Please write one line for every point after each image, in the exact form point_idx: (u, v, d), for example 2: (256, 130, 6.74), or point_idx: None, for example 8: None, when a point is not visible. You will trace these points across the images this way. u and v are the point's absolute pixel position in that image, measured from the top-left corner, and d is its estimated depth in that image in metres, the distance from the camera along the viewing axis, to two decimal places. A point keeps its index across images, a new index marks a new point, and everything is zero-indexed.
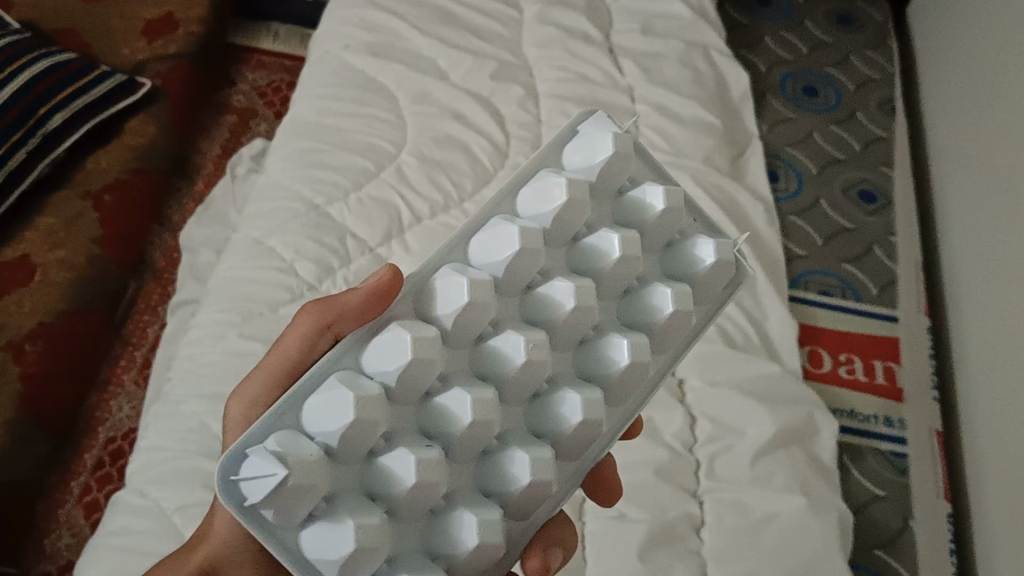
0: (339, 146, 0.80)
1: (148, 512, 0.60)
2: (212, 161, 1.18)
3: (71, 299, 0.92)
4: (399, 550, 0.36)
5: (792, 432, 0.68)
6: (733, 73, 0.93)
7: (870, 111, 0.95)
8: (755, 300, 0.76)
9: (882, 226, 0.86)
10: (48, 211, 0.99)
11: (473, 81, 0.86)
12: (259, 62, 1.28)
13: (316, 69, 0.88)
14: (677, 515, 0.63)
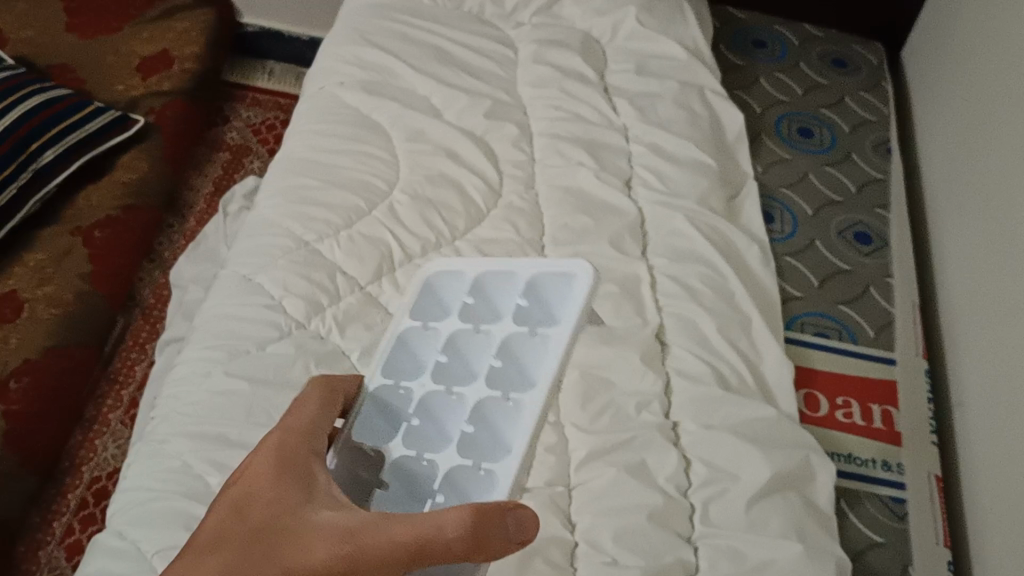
0: (330, 183, 0.79)
1: (125, 554, 0.58)
2: (204, 198, 1.17)
3: (57, 336, 0.91)
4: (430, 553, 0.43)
5: (788, 477, 0.67)
6: (727, 114, 0.92)
7: (865, 153, 0.95)
8: (751, 342, 0.75)
9: (878, 268, 0.86)
10: (37, 247, 0.98)
11: (468, 120, 0.86)
12: (253, 100, 1.28)
13: (309, 106, 0.87)
14: (670, 561, 0.61)
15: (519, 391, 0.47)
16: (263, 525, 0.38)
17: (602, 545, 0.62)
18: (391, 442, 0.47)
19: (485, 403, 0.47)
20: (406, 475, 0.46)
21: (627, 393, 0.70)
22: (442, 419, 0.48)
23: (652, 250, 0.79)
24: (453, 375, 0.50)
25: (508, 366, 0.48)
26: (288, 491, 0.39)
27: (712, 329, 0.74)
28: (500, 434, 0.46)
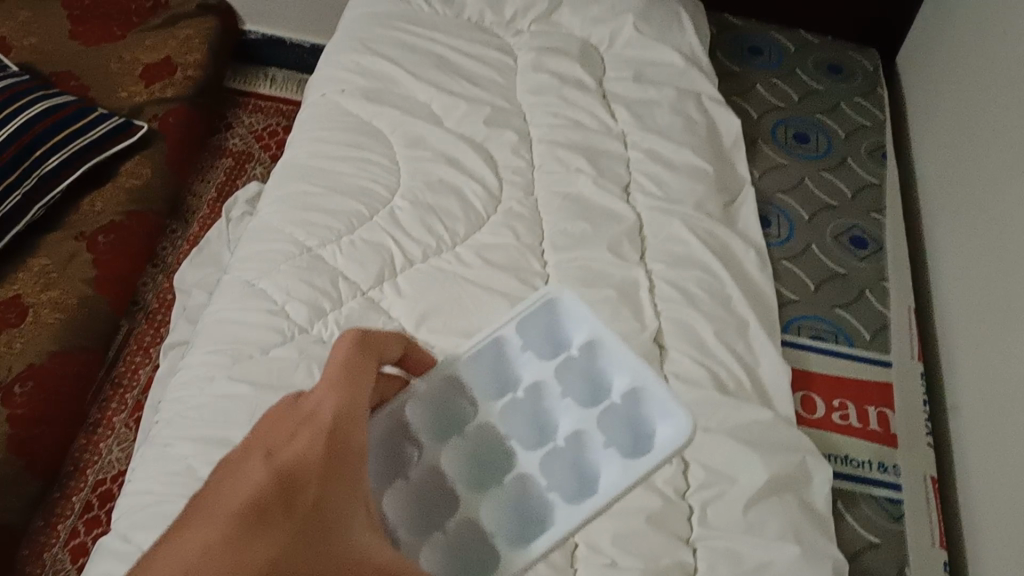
0: (331, 189, 0.80)
1: (131, 556, 0.60)
2: (206, 204, 1.17)
3: (61, 339, 0.92)
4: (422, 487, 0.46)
5: (784, 479, 0.68)
6: (724, 120, 0.93)
7: (861, 158, 0.96)
8: (748, 346, 0.76)
9: (874, 272, 0.86)
10: (40, 251, 1.00)
11: (468, 127, 0.87)
12: (255, 106, 1.29)
13: (310, 113, 0.88)
14: (668, 564, 0.62)
15: (619, 436, 0.47)
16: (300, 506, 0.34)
17: (601, 546, 0.63)
18: (481, 406, 0.48)
19: (579, 433, 0.47)
20: (481, 440, 0.48)
21: None
22: (542, 420, 0.48)
23: (650, 255, 0.80)
24: (575, 380, 0.49)
25: (626, 404, 0.47)
26: (333, 483, 0.36)
27: (709, 333, 0.75)
28: (574, 468, 0.46)
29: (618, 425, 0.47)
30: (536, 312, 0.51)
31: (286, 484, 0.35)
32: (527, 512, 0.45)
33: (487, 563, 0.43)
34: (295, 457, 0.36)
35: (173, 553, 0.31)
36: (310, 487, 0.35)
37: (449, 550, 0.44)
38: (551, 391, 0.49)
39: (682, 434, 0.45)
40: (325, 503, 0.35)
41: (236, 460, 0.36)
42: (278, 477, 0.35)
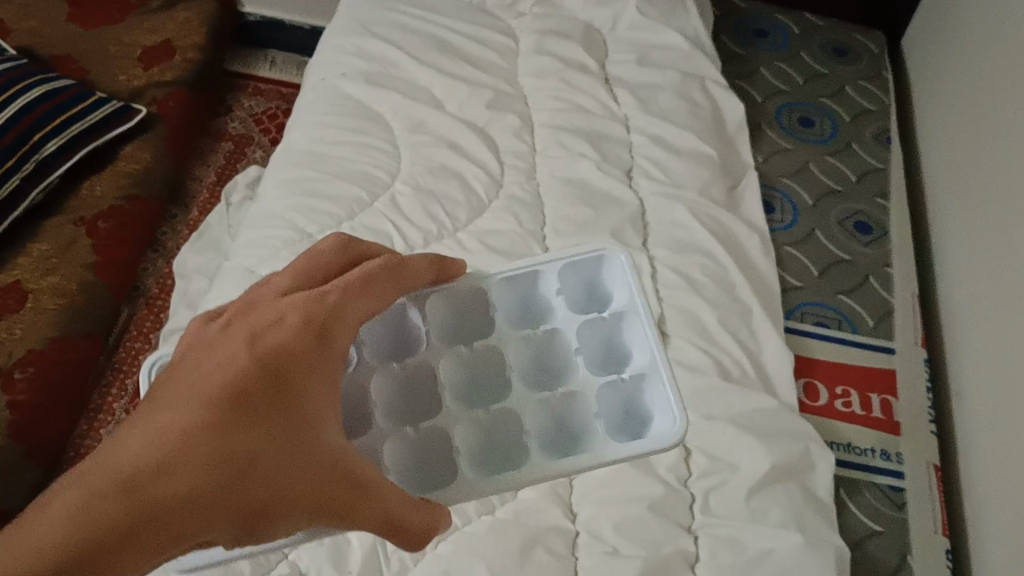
0: (333, 175, 0.79)
1: None
2: (206, 187, 1.17)
3: (62, 326, 0.92)
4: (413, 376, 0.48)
5: (787, 467, 0.67)
6: (728, 104, 0.92)
7: (865, 143, 0.95)
8: (751, 333, 0.76)
9: (878, 257, 0.86)
10: (40, 237, 0.98)
11: (469, 111, 0.87)
12: (255, 90, 1.28)
13: (311, 97, 0.88)
14: (670, 551, 0.62)
15: (613, 408, 0.47)
16: (268, 428, 0.34)
17: (603, 534, 0.63)
18: (496, 329, 0.50)
19: (573, 394, 0.48)
20: (480, 364, 0.49)
21: None
22: (547, 363, 0.49)
23: (654, 241, 0.80)
24: (594, 336, 0.50)
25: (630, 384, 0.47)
26: (290, 432, 0.35)
27: (712, 319, 0.75)
28: (555, 426, 0.47)
29: (625, 401, 0.47)
30: (584, 262, 0.51)
31: (260, 371, 0.35)
32: (494, 448, 0.46)
33: (435, 480, 0.45)
34: (239, 375, 0.35)
35: (144, 424, 0.32)
36: (289, 375, 0.36)
37: (410, 444, 0.46)
38: (567, 341, 0.50)
39: (671, 435, 0.43)
40: (301, 391, 0.36)
41: (213, 339, 0.37)
42: (253, 364, 0.35)
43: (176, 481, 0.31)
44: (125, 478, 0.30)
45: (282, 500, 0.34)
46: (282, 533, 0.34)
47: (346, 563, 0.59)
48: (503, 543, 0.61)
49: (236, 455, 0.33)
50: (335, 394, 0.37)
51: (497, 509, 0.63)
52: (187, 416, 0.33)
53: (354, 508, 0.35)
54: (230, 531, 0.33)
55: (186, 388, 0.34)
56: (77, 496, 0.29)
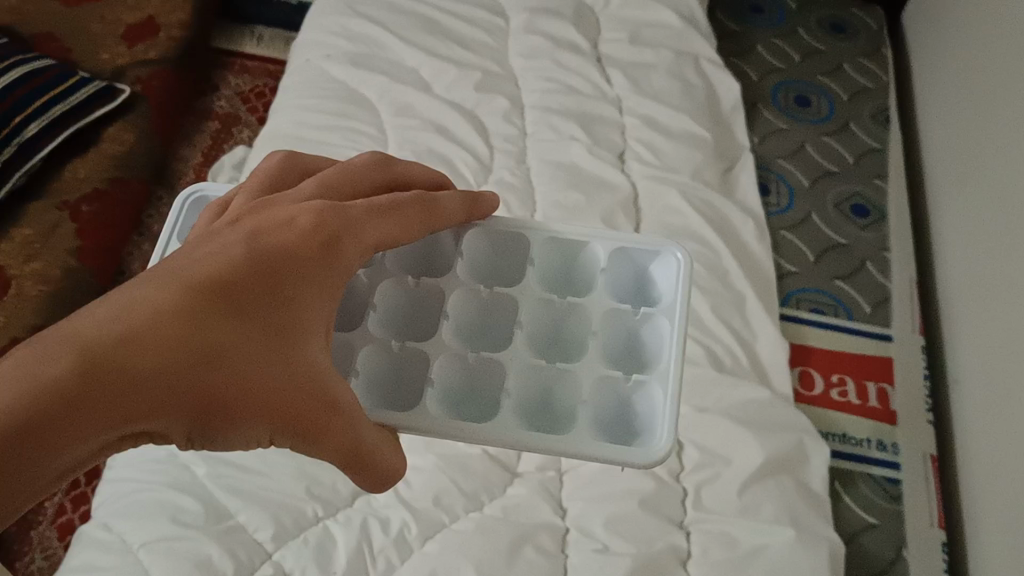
0: (316, 161, 0.77)
1: (111, 547, 0.58)
2: (193, 168, 1.15)
3: (45, 313, 0.91)
4: (416, 297, 0.50)
5: (781, 460, 0.66)
6: (723, 83, 0.90)
7: (863, 122, 0.93)
8: (745, 321, 0.74)
9: (875, 241, 0.84)
10: (24, 222, 0.96)
11: (458, 93, 0.85)
12: (241, 67, 1.25)
13: (295, 80, 0.86)
14: (662, 548, 0.61)
15: (605, 399, 0.46)
16: (251, 329, 0.35)
17: (593, 531, 0.61)
18: (525, 280, 0.50)
19: (570, 370, 0.47)
20: (488, 314, 0.50)
21: None
22: (562, 336, 0.49)
23: (646, 226, 0.78)
24: (618, 326, 0.49)
25: (632, 387, 0.46)
26: (273, 341, 0.35)
27: (706, 308, 0.73)
28: (538, 397, 0.46)
29: (622, 402, 0.46)
30: (644, 253, 0.50)
31: (257, 268, 0.36)
32: (467, 396, 0.47)
33: (401, 399, 0.46)
34: (236, 265, 0.35)
35: (134, 289, 0.32)
36: (284, 279, 0.37)
37: (390, 359, 0.47)
38: (589, 317, 0.49)
39: (657, 451, 0.42)
40: (291, 298, 0.37)
41: (218, 231, 0.37)
42: (251, 259, 0.36)
43: (151, 359, 0.31)
44: (96, 344, 0.30)
45: (252, 399, 0.34)
46: (239, 437, 0.35)
47: (332, 564, 0.58)
48: (491, 541, 0.60)
49: (215, 344, 0.33)
50: (326, 309, 0.38)
51: (485, 506, 0.62)
52: (178, 293, 0.33)
53: (321, 429, 0.36)
54: (188, 425, 0.33)
55: (183, 265, 0.34)
56: (55, 354, 0.29)
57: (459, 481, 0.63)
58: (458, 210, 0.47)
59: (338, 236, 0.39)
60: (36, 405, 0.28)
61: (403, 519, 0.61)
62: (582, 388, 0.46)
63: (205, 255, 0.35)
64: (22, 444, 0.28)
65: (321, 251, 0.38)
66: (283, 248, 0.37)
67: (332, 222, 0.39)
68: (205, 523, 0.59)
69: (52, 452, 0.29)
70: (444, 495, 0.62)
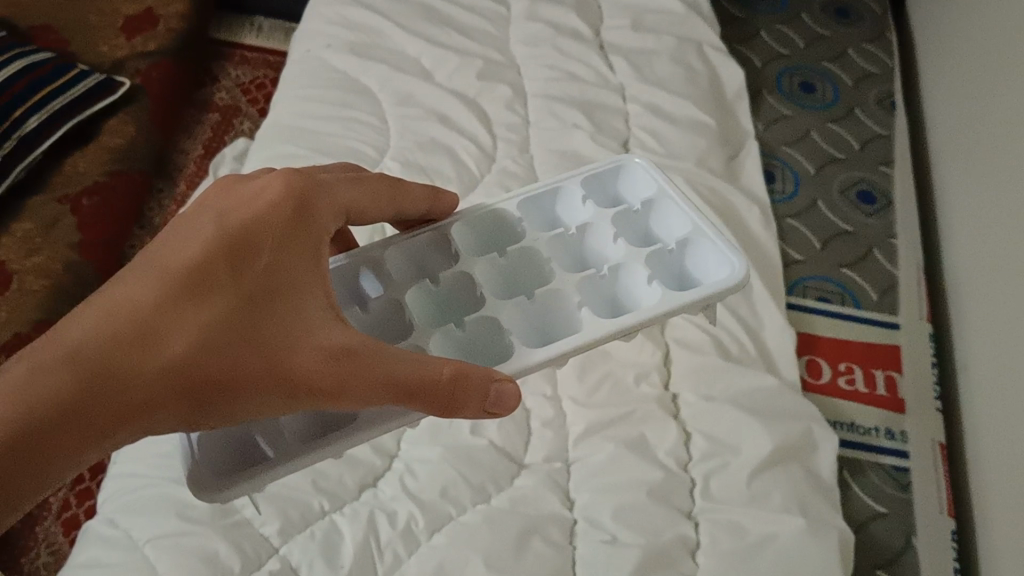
0: (318, 151, 0.76)
1: (117, 543, 0.58)
2: (194, 161, 1.14)
3: (47, 307, 0.90)
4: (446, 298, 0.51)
5: (790, 448, 0.66)
6: (726, 69, 0.90)
7: (869, 108, 0.92)
8: (751, 309, 0.74)
9: (882, 228, 0.83)
10: (24, 216, 0.96)
11: (459, 81, 0.84)
12: (241, 58, 1.25)
13: (295, 70, 0.85)
14: (671, 538, 0.60)
15: (667, 277, 0.52)
16: (233, 306, 0.39)
17: (601, 522, 0.61)
18: (527, 233, 0.54)
19: (617, 265, 0.52)
20: (515, 268, 0.53)
21: (625, 365, 0.69)
22: (580, 257, 0.54)
23: None
24: (629, 226, 0.55)
25: (679, 252, 0.52)
26: (260, 312, 0.39)
27: None
28: (604, 302, 0.51)
29: (666, 271, 0.52)
30: (602, 173, 0.57)
31: (226, 244, 0.40)
32: (548, 326, 0.50)
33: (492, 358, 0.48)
34: (206, 248, 0.40)
35: (111, 295, 0.38)
36: (257, 250, 0.40)
37: (461, 339, 0.49)
38: (597, 232, 0.54)
39: (738, 275, 0.49)
40: (271, 266, 0.40)
41: (191, 213, 0.42)
42: (219, 238, 0.40)
43: (124, 356, 0.37)
44: (76, 360, 0.36)
45: (243, 373, 0.38)
46: (252, 406, 0.39)
47: (339, 557, 0.58)
48: (499, 533, 0.59)
49: (192, 328, 0.38)
50: (314, 267, 0.42)
51: (492, 497, 0.62)
52: (150, 293, 0.38)
53: (337, 382, 0.39)
54: (193, 406, 0.38)
55: (158, 260, 0.39)
56: (32, 373, 0.36)
57: (466, 472, 0.62)
58: (421, 202, 0.52)
59: (306, 203, 0.43)
60: (25, 415, 0.35)
61: (410, 511, 0.60)
62: (637, 276, 0.51)
63: (179, 244, 0.40)
64: (18, 452, 0.35)
65: (293, 219, 0.42)
66: (255, 220, 0.41)
67: (295, 189, 0.43)
68: (211, 518, 0.58)
69: (60, 453, 0.36)
70: (451, 487, 0.62)
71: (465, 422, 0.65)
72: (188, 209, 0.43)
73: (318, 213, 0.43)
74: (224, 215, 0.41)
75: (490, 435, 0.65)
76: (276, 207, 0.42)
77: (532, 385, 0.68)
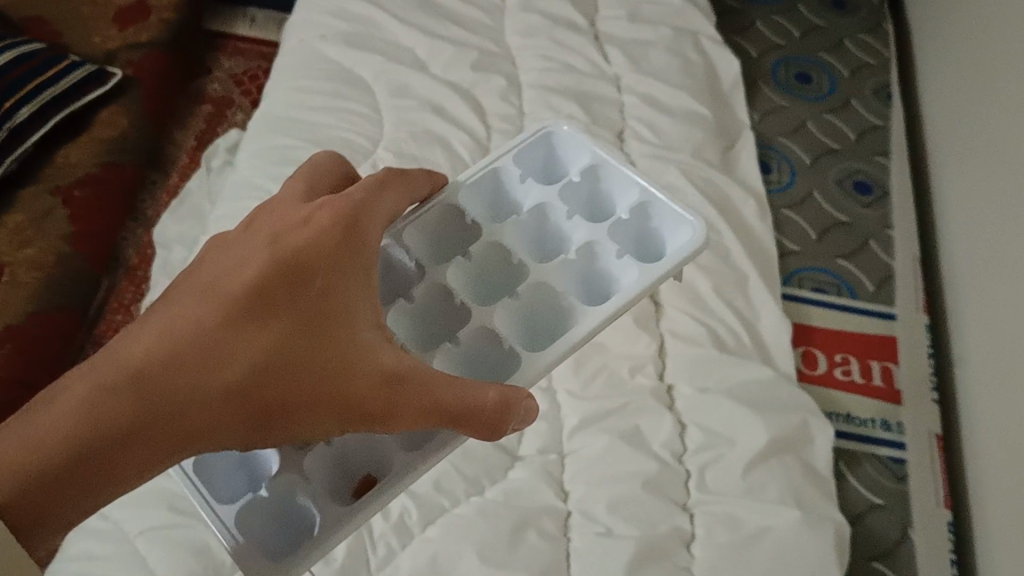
0: (312, 143, 0.76)
1: (108, 535, 0.58)
2: (187, 152, 1.14)
3: (39, 299, 0.90)
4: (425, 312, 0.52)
5: (785, 440, 0.65)
6: (723, 60, 0.89)
7: (865, 99, 0.92)
8: (747, 301, 0.73)
9: (878, 219, 0.83)
10: (17, 208, 0.95)
11: (454, 73, 0.84)
12: (235, 49, 1.24)
13: (288, 60, 0.85)
14: (666, 530, 0.60)
15: (630, 249, 0.55)
16: (288, 329, 0.39)
17: (596, 514, 0.61)
18: (485, 225, 0.55)
19: (580, 246, 0.55)
20: (483, 266, 0.54)
21: (621, 357, 0.69)
22: (541, 237, 0.57)
23: None
24: (574, 199, 0.58)
25: (637, 220, 0.55)
26: (314, 334, 0.39)
27: (707, 287, 0.73)
28: (579, 280, 0.54)
29: (623, 233, 0.56)
30: (531, 143, 0.59)
31: (279, 270, 0.40)
32: (536, 324, 0.52)
33: (491, 369, 0.50)
34: (261, 274, 0.40)
35: (169, 321, 0.38)
36: (312, 273, 0.41)
37: (459, 353, 0.50)
38: (549, 212, 0.56)
39: (697, 236, 0.52)
40: (324, 287, 0.41)
41: (242, 242, 0.43)
42: (272, 264, 0.41)
43: (183, 374, 0.37)
44: (134, 380, 0.36)
45: (303, 389, 0.38)
46: (305, 426, 0.39)
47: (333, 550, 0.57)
48: (493, 525, 0.59)
49: (251, 347, 0.38)
50: (363, 286, 0.42)
51: (486, 489, 0.61)
52: (207, 318, 0.38)
53: (386, 404, 0.39)
54: (251, 429, 0.38)
55: (215, 287, 0.40)
56: (96, 387, 0.36)
57: (460, 464, 0.62)
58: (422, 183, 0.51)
59: (355, 223, 0.43)
60: (87, 432, 0.35)
61: (403, 504, 0.60)
62: (600, 250, 0.55)
63: (234, 272, 0.40)
64: (78, 463, 0.34)
65: (345, 239, 0.42)
66: (308, 244, 0.41)
67: (345, 209, 0.43)
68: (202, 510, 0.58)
69: (121, 469, 0.35)
70: (445, 479, 0.61)
71: None
72: (237, 239, 0.44)
73: (367, 229, 0.44)
74: (276, 242, 0.42)
75: None
76: (326, 229, 0.42)
77: None
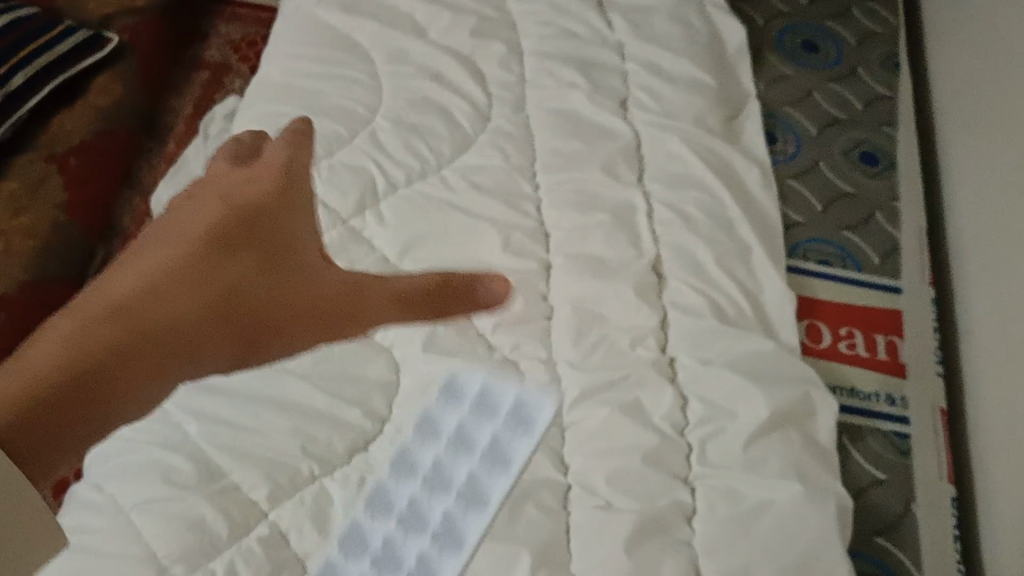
0: (309, 110, 0.76)
1: (102, 507, 0.57)
2: (183, 119, 1.12)
3: (33, 268, 0.89)
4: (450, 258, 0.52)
5: (789, 413, 0.64)
6: (727, 27, 0.88)
7: (872, 67, 0.90)
8: (750, 272, 0.72)
9: (884, 190, 0.82)
10: (10, 175, 0.94)
11: (452, 39, 0.83)
12: (233, 13, 1.21)
13: (286, 26, 0.83)
14: (665, 504, 0.59)
15: None
16: (260, 264, 0.46)
17: (595, 487, 0.60)
18: None
19: None
20: None
21: (622, 328, 0.68)
22: None
23: (647, 175, 0.77)
24: None
25: None
26: (277, 267, 0.46)
27: (708, 258, 0.72)
28: None
29: None
30: None
31: (231, 218, 0.46)
32: None
33: None
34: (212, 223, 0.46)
35: (131, 270, 0.43)
36: (262, 218, 0.47)
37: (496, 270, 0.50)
38: None
39: None
40: (280, 227, 0.47)
41: (191, 204, 0.48)
42: (224, 215, 0.46)
43: (158, 314, 0.42)
44: (107, 320, 0.40)
45: (264, 309, 0.45)
46: (283, 344, 0.46)
47: (330, 523, 0.57)
48: (489, 497, 0.59)
49: (206, 286, 0.44)
50: (308, 221, 0.49)
51: (486, 462, 0.61)
52: (170, 263, 0.44)
53: (350, 311, 0.47)
54: (229, 352, 0.44)
55: (175, 239, 0.45)
56: (77, 326, 0.40)
57: (460, 437, 0.61)
58: None
59: (292, 176, 0.50)
60: (69, 361, 0.39)
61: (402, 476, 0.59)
62: None
63: (186, 230, 0.46)
64: (73, 389, 0.39)
65: (285, 187, 0.49)
66: (255, 192, 0.48)
67: (274, 164, 0.50)
68: (197, 483, 0.57)
69: (113, 397, 0.40)
70: (445, 451, 0.60)
71: (458, 384, 0.64)
72: (184, 202, 0.49)
73: (303, 178, 0.50)
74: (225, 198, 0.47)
75: (483, 399, 0.63)
76: (262, 180, 0.49)
77: (526, 349, 0.67)
